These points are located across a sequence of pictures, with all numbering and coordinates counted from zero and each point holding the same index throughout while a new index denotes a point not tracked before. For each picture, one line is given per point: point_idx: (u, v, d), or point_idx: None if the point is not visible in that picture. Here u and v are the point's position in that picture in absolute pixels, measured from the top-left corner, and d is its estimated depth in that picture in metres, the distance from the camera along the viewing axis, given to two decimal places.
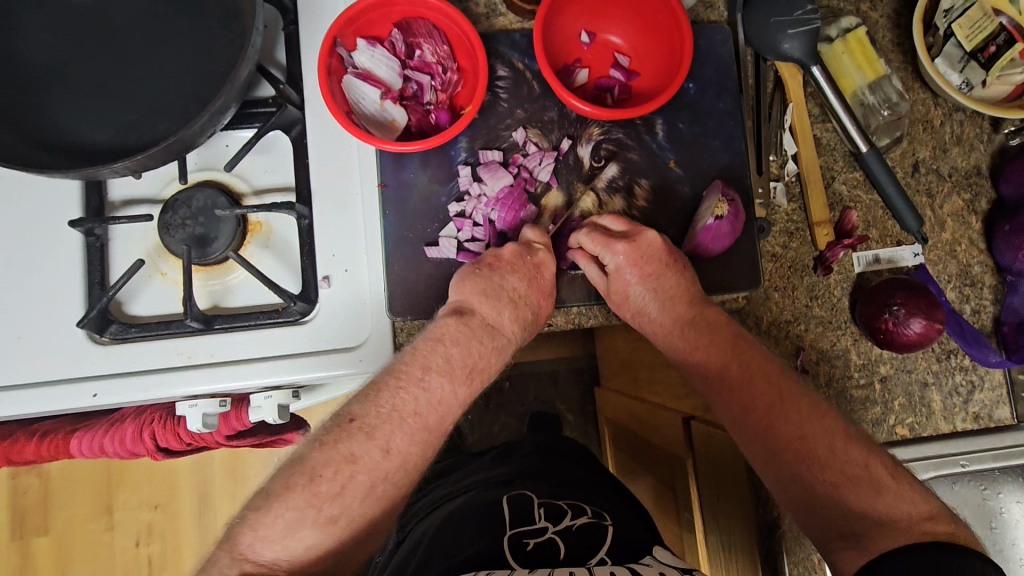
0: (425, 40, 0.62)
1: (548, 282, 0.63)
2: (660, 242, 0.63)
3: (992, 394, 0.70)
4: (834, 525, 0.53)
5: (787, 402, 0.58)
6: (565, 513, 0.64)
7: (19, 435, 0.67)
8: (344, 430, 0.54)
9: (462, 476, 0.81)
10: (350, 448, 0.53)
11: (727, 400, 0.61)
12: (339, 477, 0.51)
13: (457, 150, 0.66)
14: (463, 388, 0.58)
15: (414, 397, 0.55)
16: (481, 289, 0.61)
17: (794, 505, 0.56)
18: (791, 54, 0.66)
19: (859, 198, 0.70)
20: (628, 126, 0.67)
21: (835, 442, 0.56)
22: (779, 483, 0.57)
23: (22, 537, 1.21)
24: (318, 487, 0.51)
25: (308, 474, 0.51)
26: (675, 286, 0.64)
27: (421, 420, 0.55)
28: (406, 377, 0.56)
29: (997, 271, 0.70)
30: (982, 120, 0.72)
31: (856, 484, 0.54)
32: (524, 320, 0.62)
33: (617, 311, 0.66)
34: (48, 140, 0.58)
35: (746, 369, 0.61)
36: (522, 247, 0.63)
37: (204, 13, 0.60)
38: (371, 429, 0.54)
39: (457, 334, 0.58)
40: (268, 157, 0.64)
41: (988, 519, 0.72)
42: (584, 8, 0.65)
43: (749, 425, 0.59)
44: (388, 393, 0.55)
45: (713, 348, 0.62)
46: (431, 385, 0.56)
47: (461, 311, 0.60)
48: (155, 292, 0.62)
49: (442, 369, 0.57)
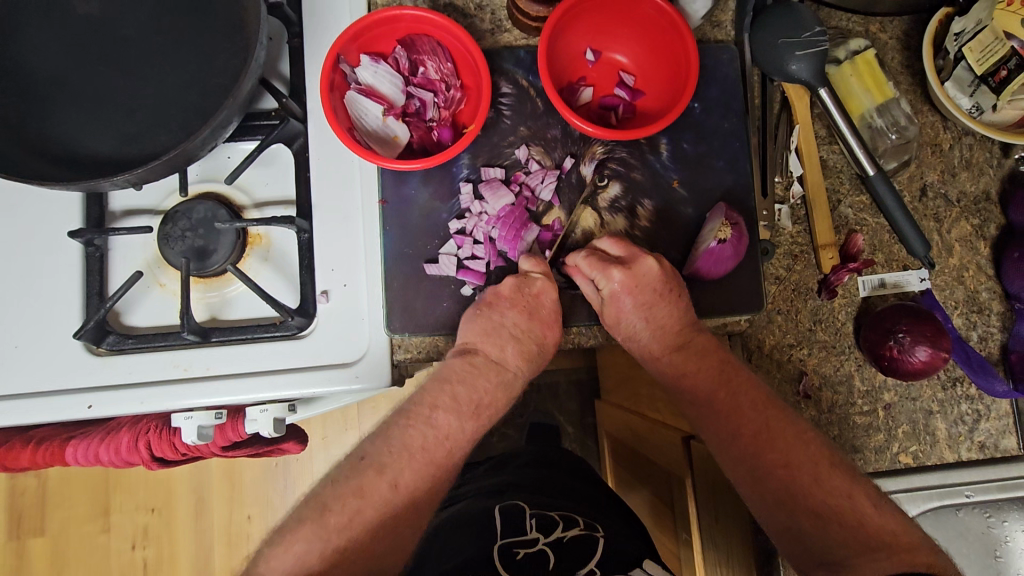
0: (429, 57, 0.62)
1: (551, 311, 0.63)
2: (657, 270, 0.62)
3: (999, 423, 0.69)
4: (817, 552, 0.52)
5: (774, 428, 0.58)
6: (556, 525, 0.63)
7: (15, 442, 0.67)
8: (356, 468, 0.58)
9: (454, 486, 0.80)
10: (361, 481, 0.57)
11: (716, 424, 0.60)
12: (347, 510, 0.56)
13: (459, 167, 0.66)
14: (470, 421, 0.62)
15: (421, 433, 0.60)
16: (483, 329, 0.62)
17: (780, 533, 0.55)
18: (798, 75, 0.65)
19: (865, 222, 0.69)
20: (631, 144, 0.66)
21: (820, 471, 0.55)
22: (766, 508, 0.56)
23: (18, 537, 1.21)
24: (326, 519, 0.55)
25: (318, 509, 0.56)
26: (668, 316, 0.64)
27: (428, 455, 0.60)
28: (415, 416, 0.62)
29: (1006, 298, 0.69)
30: (992, 144, 0.71)
31: (840, 514, 0.53)
32: (528, 353, 0.64)
33: (616, 335, 0.65)
34: (51, 150, 0.58)
35: (734, 395, 0.60)
36: (520, 279, 0.62)
37: (209, 26, 0.60)
38: (380, 466, 0.58)
39: (462, 372, 0.62)
40: (270, 170, 0.64)
41: (992, 549, 0.73)
42: (590, 27, 0.64)
43: (736, 450, 0.59)
44: (397, 431, 0.61)
45: (702, 373, 0.62)
46: (438, 422, 0.61)
47: (467, 351, 0.62)
48: (153, 303, 0.62)
49: (450, 407, 0.62)
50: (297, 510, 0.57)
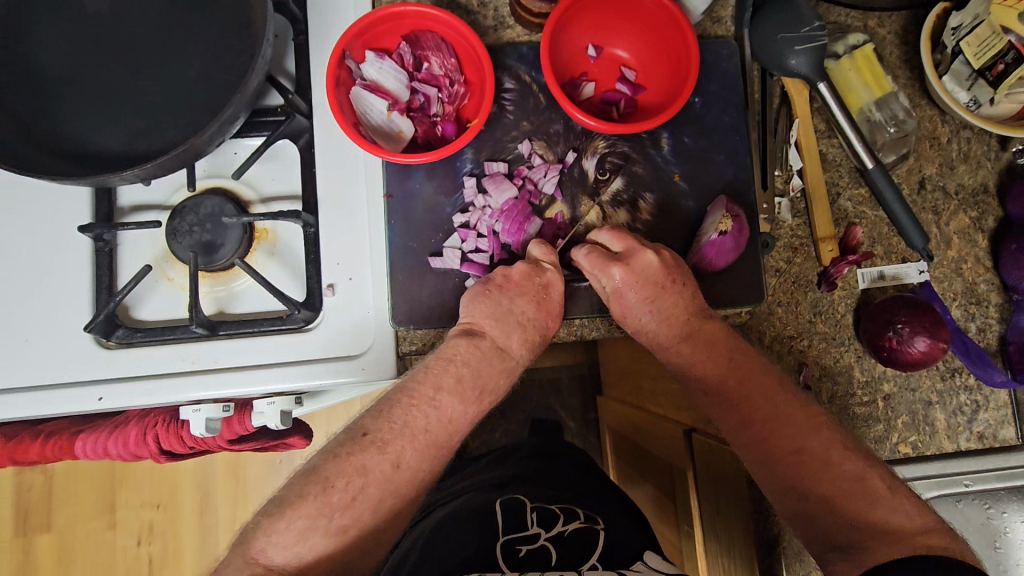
0: (433, 53, 0.63)
1: (557, 303, 0.63)
2: (658, 264, 0.63)
3: (997, 414, 0.69)
4: (829, 535, 0.52)
5: (783, 414, 0.58)
6: (557, 518, 0.63)
7: (25, 436, 0.69)
8: (358, 444, 0.56)
9: (457, 479, 0.81)
10: (362, 460, 0.55)
11: (727, 413, 0.61)
12: (350, 488, 0.54)
13: (462, 161, 0.67)
14: (472, 408, 0.61)
15: (425, 416, 0.58)
16: (492, 312, 0.61)
17: (791, 517, 0.55)
18: (797, 69, 0.66)
19: (864, 214, 0.70)
20: (633, 139, 0.67)
21: (831, 455, 0.55)
22: (776, 494, 0.56)
23: (25, 534, 1.22)
24: (330, 497, 0.53)
25: (321, 484, 0.53)
26: (674, 306, 0.64)
27: (431, 437, 0.58)
28: (417, 396, 0.58)
29: (1004, 290, 0.70)
30: (990, 138, 0.72)
31: (852, 498, 0.53)
32: (531, 343, 0.63)
33: (624, 325, 0.66)
34: (62, 146, 0.60)
35: (743, 382, 0.61)
36: (531, 266, 0.63)
37: (216, 24, 0.61)
38: (383, 444, 0.56)
39: (467, 355, 0.60)
40: (276, 166, 0.65)
41: (992, 539, 0.74)
42: (592, 22, 0.65)
43: (746, 436, 0.59)
44: (400, 411, 0.58)
45: (712, 361, 0.62)
46: (443, 405, 0.59)
47: (471, 332, 0.61)
48: (161, 297, 0.63)
49: (453, 390, 0.59)
50: (293, 483, 0.55)
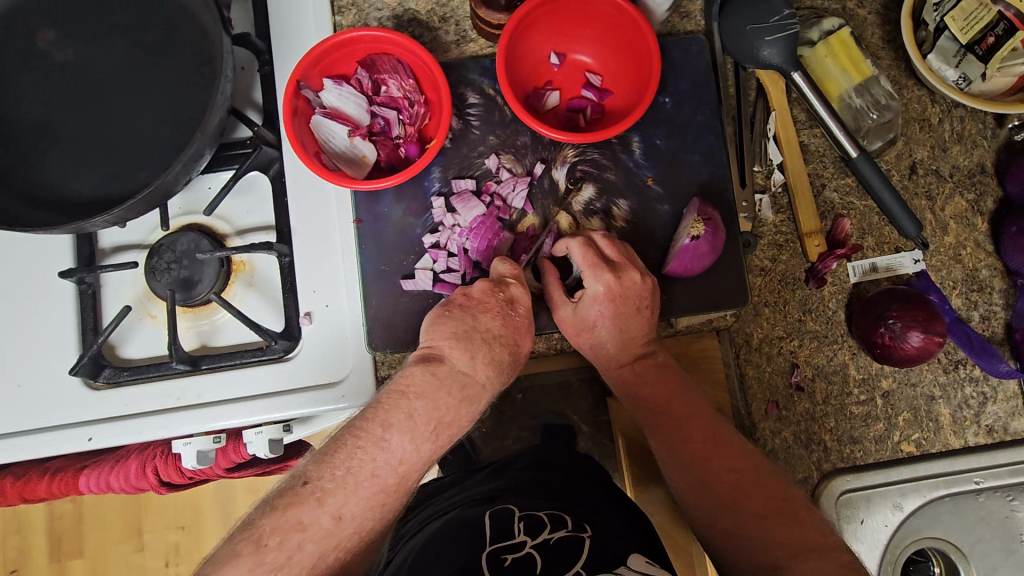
0: (390, 75, 0.63)
1: (523, 316, 0.59)
2: (642, 284, 0.61)
3: (1008, 405, 0.66)
4: (756, 557, 0.49)
5: (722, 438, 0.57)
6: (543, 527, 0.59)
7: (32, 474, 0.71)
8: (296, 494, 0.47)
9: (450, 490, 0.73)
10: (300, 515, 0.46)
11: (664, 435, 0.58)
12: (285, 548, 0.45)
13: (430, 181, 0.66)
14: (427, 445, 0.51)
15: (372, 458, 0.49)
16: (454, 331, 0.57)
17: (722, 541, 0.52)
18: (770, 60, 0.63)
19: (852, 205, 0.67)
20: (603, 145, 0.66)
21: (762, 476, 0.54)
22: (709, 513, 0.54)
23: (59, 560, 1.26)
24: (263, 557, 0.45)
25: (253, 542, 0.45)
26: (641, 329, 0.62)
27: (379, 483, 0.49)
28: (364, 437, 0.50)
29: (1007, 274, 0.67)
30: (984, 115, 0.68)
31: (775, 513, 0.51)
32: (500, 363, 0.56)
33: (577, 339, 0.63)
34: (38, 195, 0.61)
35: (686, 405, 0.59)
36: (494, 282, 0.61)
37: (178, 63, 0.62)
38: (323, 495, 0.47)
39: (423, 385, 0.53)
40: (247, 198, 0.65)
41: (1016, 533, 0.73)
42: (551, 30, 0.63)
43: (683, 456, 0.56)
44: (343, 453, 0.49)
45: (658, 385, 0.60)
46: (393, 445, 0.50)
47: (429, 357, 0.55)
48: (145, 334, 0.64)
49: (404, 427, 0.51)
50: (224, 542, 0.46)
